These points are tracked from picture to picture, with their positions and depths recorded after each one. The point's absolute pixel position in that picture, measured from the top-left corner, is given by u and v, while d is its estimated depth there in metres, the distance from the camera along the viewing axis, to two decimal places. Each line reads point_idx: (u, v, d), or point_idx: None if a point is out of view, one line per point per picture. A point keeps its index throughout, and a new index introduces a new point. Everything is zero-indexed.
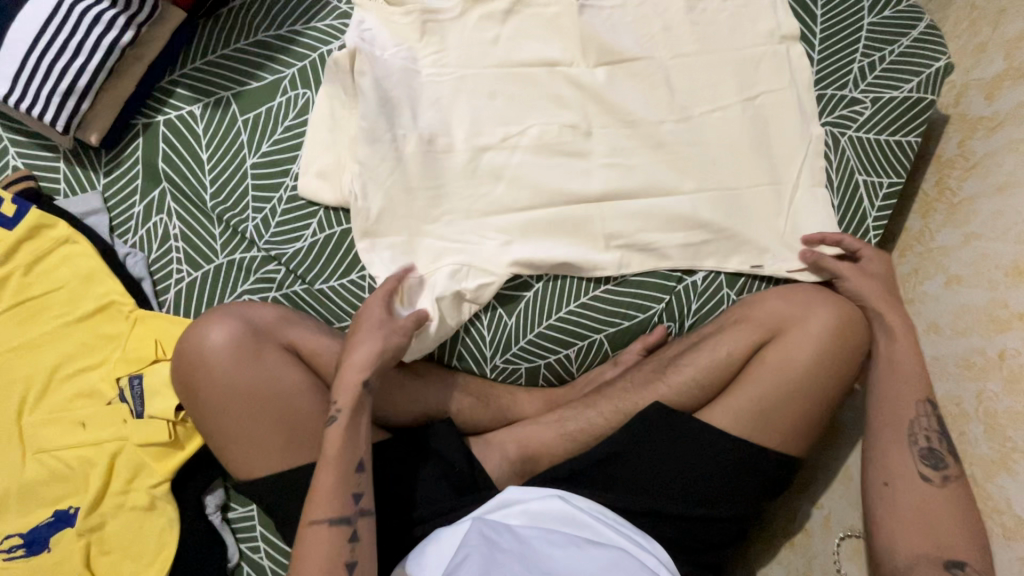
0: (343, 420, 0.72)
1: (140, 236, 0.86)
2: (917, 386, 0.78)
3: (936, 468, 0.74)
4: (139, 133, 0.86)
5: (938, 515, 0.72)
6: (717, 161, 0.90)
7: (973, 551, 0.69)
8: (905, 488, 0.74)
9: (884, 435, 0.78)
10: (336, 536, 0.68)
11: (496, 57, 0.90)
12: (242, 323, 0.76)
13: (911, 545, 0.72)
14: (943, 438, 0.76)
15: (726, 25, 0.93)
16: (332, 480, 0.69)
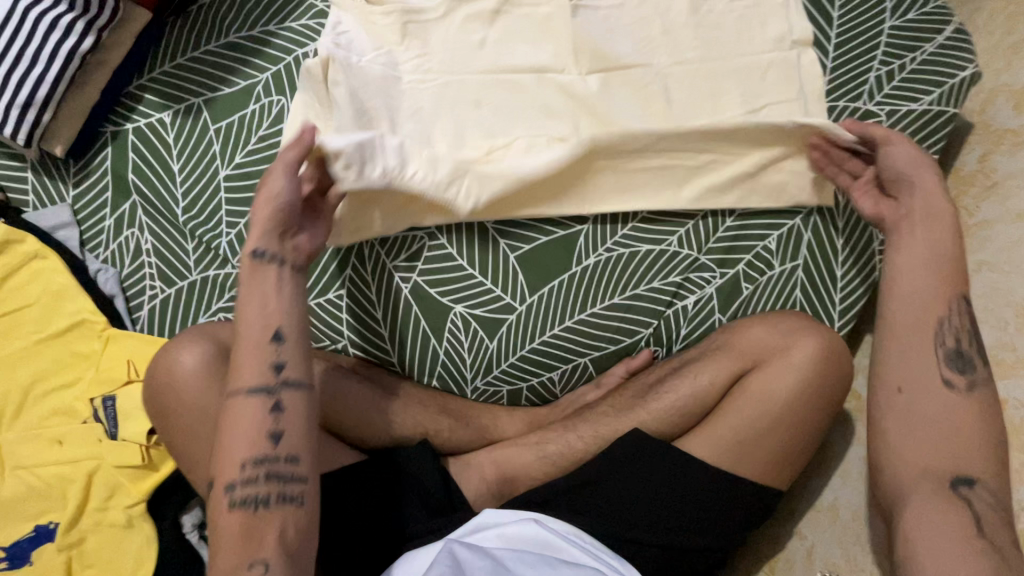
0: (249, 299, 0.67)
1: (112, 250, 0.83)
2: (949, 275, 0.70)
3: (961, 372, 0.67)
4: (108, 142, 0.83)
5: (960, 427, 0.64)
6: (712, 175, 0.85)
7: (987, 466, 0.62)
8: (921, 393, 0.67)
9: (908, 325, 0.69)
10: (250, 448, 0.62)
11: (484, 61, 0.87)
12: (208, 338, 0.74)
13: (922, 456, 0.65)
14: (973, 338, 0.68)
15: (731, 29, 0.87)
16: (245, 386, 0.64)
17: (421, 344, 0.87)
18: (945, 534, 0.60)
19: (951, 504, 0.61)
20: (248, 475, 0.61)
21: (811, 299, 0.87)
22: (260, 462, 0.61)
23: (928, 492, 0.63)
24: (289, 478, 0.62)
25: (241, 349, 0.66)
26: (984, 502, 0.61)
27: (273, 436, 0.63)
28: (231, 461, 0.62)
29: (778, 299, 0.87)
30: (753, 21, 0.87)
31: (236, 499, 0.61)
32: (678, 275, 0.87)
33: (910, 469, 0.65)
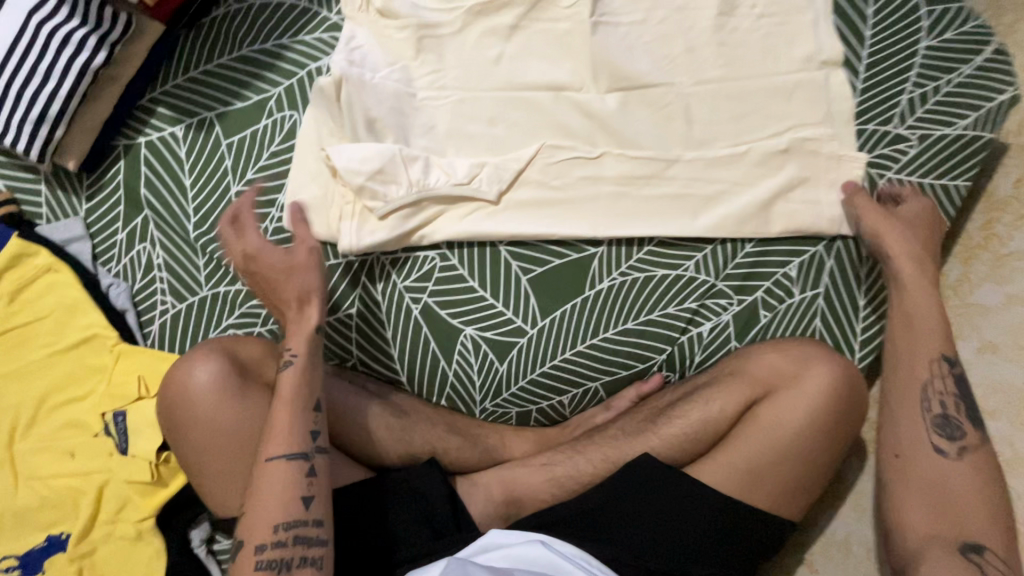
0: (292, 367, 0.71)
1: (123, 265, 0.83)
2: (936, 342, 0.75)
3: (952, 438, 0.72)
4: (120, 156, 0.83)
5: (957, 492, 0.69)
6: (733, 200, 0.83)
7: (992, 531, 0.66)
8: (918, 460, 0.72)
9: (903, 394, 0.75)
10: (281, 511, 0.63)
11: (499, 78, 0.86)
12: (224, 352, 0.75)
13: (929, 520, 0.69)
14: (959, 402, 0.73)
15: (758, 49, 0.85)
16: (281, 452, 0.66)
17: (429, 363, 0.86)
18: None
19: (962, 568, 0.64)
20: (278, 537, 0.62)
21: (831, 328, 0.84)
22: (291, 525, 0.63)
23: (938, 555, 0.66)
24: (315, 541, 0.63)
25: (281, 415, 0.68)
26: (994, 566, 0.64)
27: (304, 499, 0.65)
28: (262, 524, 0.63)
29: (797, 327, 0.84)
30: (778, 42, 0.84)
31: (262, 562, 0.61)
32: (694, 301, 0.84)
33: (918, 533, 0.69)
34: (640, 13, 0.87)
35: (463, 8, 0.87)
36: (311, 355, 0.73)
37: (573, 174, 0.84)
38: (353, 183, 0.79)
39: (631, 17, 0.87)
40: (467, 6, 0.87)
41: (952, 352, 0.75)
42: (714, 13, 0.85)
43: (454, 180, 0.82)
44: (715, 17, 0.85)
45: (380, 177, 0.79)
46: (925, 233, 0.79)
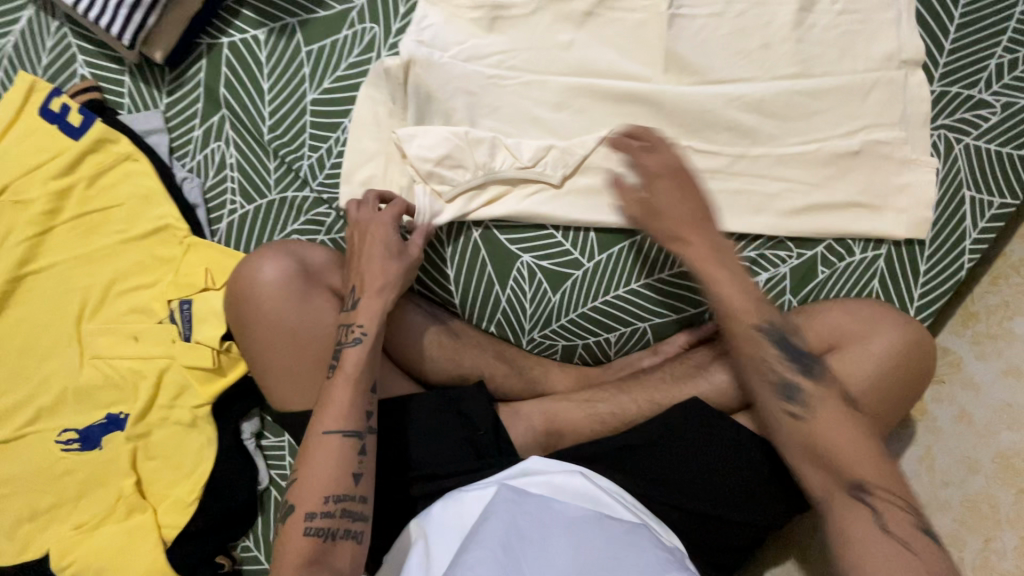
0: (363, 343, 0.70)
1: (197, 161, 0.86)
2: (741, 318, 0.72)
3: (793, 399, 0.69)
4: (202, 54, 0.84)
5: (840, 444, 0.66)
6: (806, 160, 0.82)
7: (868, 465, 0.65)
8: (797, 428, 0.68)
9: (752, 372, 0.72)
10: (331, 485, 0.65)
11: (581, 17, 0.83)
12: (299, 268, 0.74)
13: (814, 474, 0.67)
14: (786, 357, 0.71)
15: (835, 48, 0.82)
16: (338, 428, 0.66)
17: (483, 287, 0.87)
18: (886, 555, 0.61)
19: (861, 514, 0.64)
20: (327, 510, 0.64)
21: (888, 290, 0.84)
22: (340, 499, 0.65)
23: (839, 510, 0.65)
24: (358, 516, 0.65)
25: (339, 390, 0.68)
26: (883, 501, 0.63)
27: (354, 476, 0.66)
28: (313, 492, 0.64)
29: (854, 286, 0.84)
30: (860, 38, 0.82)
31: (311, 529, 0.64)
32: (753, 251, 0.84)
33: (816, 490, 0.67)
34: (718, 5, 0.82)
35: None
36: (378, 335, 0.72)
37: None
38: (424, 168, 0.80)
39: (708, 9, 0.83)
40: None
41: (760, 318, 0.72)
42: (795, 8, 0.81)
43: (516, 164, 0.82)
44: (797, 11, 0.81)
45: (449, 161, 0.80)
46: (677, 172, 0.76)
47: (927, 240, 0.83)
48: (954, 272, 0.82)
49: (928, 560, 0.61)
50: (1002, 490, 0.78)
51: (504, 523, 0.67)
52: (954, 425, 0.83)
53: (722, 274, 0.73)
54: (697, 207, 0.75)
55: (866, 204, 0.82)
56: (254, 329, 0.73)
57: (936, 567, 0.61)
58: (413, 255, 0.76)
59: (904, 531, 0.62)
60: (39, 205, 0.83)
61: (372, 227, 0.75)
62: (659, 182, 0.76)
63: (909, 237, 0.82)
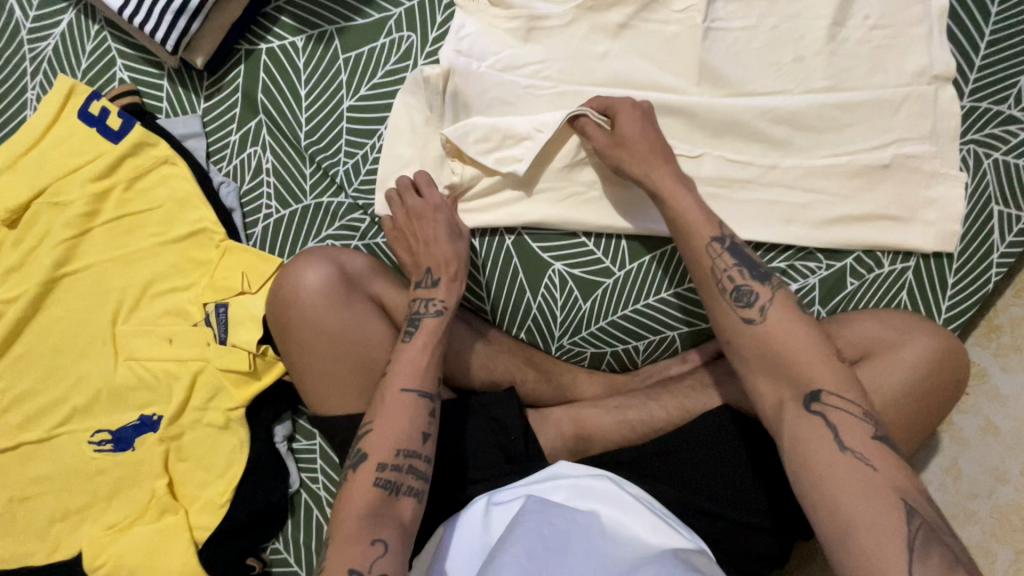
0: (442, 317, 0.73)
1: (234, 166, 0.87)
2: (702, 230, 0.70)
3: (750, 305, 0.66)
4: (241, 60, 0.86)
5: (795, 349, 0.63)
6: (837, 172, 0.83)
7: (828, 371, 0.62)
8: (747, 337, 0.65)
9: (704, 284, 0.70)
10: (402, 439, 0.66)
11: (615, 28, 0.84)
12: (341, 274, 0.75)
13: (768, 385, 0.64)
14: (742, 269, 0.68)
15: (867, 61, 0.83)
16: (416, 386, 0.69)
17: (515, 294, 0.88)
18: (843, 466, 0.57)
19: (816, 425, 0.60)
20: (399, 461, 0.65)
21: (915, 301, 0.85)
22: (409, 454, 0.66)
23: (792, 423, 0.61)
24: (421, 475, 0.66)
25: (414, 351, 0.71)
26: (841, 408, 0.60)
27: (423, 436, 0.67)
28: (385, 443, 0.66)
29: (883, 297, 0.85)
30: (891, 52, 0.83)
31: (380, 479, 0.64)
32: (783, 261, 0.85)
33: (771, 406, 0.64)
34: (752, 19, 0.84)
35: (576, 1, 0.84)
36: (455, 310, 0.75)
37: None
38: (489, 154, 0.82)
39: (742, 22, 0.84)
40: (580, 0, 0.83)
41: (719, 231, 0.71)
42: (827, 23, 0.82)
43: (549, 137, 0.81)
44: (829, 25, 0.82)
45: (508, 137, 0.82)
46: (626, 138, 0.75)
47: (956, 253, 0.84)
48: (982, 285, 0.83)
49: (889, 474, 0.57)
50: None
51: (532, 530, 0.66)
52: (981, 436, 0.84)
53: (685, 193, 0.72)
54: (653, 142, 0.75)
55: (896, 216, 0.83)
56: (296, 328, 0.74)
57: (897, 481, 0.57)
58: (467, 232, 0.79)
59: (861, 442, 0.58)
60: (78, 207, 0.83)
61: (430, 211, 0.76)
62: (624, 119, 0.76)
63: (937, 249, 0.83)
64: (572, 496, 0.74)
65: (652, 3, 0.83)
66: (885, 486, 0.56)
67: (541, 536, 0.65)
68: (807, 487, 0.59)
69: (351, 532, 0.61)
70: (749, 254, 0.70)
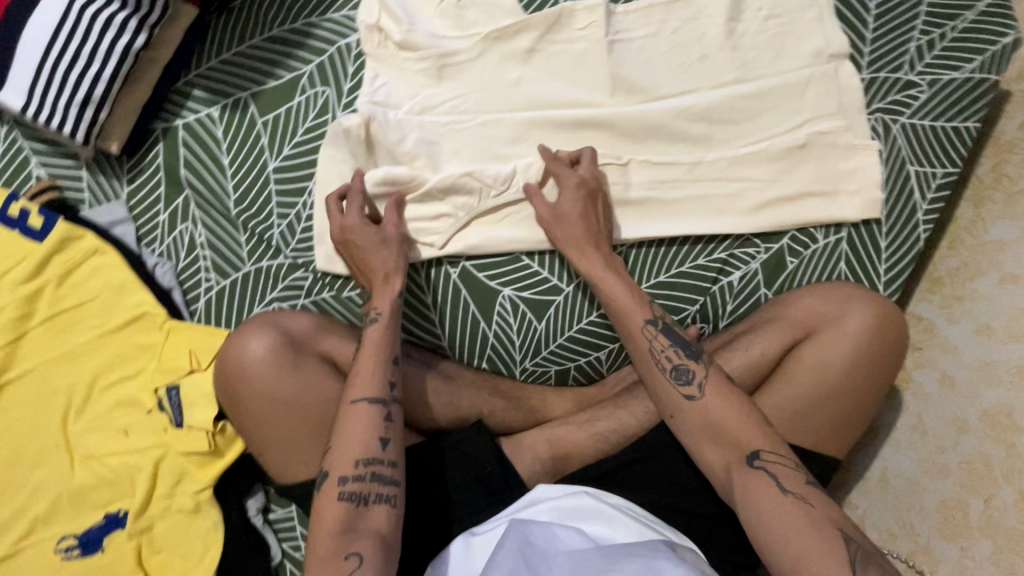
0: (378, 324, 0.74)
1: (167, 245, 0.86)
2: (635, 314, 0.77)
3: (687, 382, 0.72)
4: (158, 139, 0.86)
5: (728, 418, 0.69)
6: (758, 159, 0.86)
7: (759, 434, 0.68)
8: (688, 416, 0.71)
9: (646, 366, 0.76)
10: (360, 450, 0.66)
11: (523, 53, 0.86)
12: (284, 338, 0.74)
13: (714, 453, 0.69)
14: (679, 349, 0.75)
15: (767, 50, 0.86)
16: (365, 395, 0.69)
17: (469, 327, 0.88)
18: (788, 512, 0.63)
19: (761, 480, 0.65)
20: (359, 473, 0.65)
21: (856, 270, 0.87)
22: (369, 463, 0.66)
23: (740, 483, 0.66)
24: (388, 480, 0.65)
25: (365, 362, 0.71)
26: (778, 463, 0.66)
27: (382, 441, 0.67)
28: (344, 458, 0.65)
29: (824, 271, 0.87)
30: (788, 39, 0.86)
31: (345, 493, 0.64)
32: (723, 251, 0.87)
33: (719, 469, 0.69)
34: (653, 26, 0.87)
35: (480, 34, 0.86)
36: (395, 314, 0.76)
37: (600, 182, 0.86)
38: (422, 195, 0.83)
39: (644, 30, 0.87)
40: (484, 33, 0.85)
41: (651, 314, 0.77)
42: (723, 20, 0.86)
43: (494, 190, 0.84)
44: (725, 22, 0.86)
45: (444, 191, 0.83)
46: (572, 231, 0.80)
47: (883, 218, 0.87)
48: (912, 245, 0.86)
49: (825, 509, 0.63)
50: (994, 448, 0.77)
51: (514, 551, 0.66)
52: (939, 389, 0.85)
53: (614, 279, 0.79)
54: (586, 227, 0.81)
55: (821, 191, 0.86)
56: (245, 401, 0.73)
57: (833, 514, 0.63)
58: (396, 237, 0.80)
59: (798, 485, 0.65)
60: (9, 312, 0.81)
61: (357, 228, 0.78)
62: (565, 193, 0.81)
63: (866, 217, 0.86)
64: (556, 518, 0.72)
65: (555, 25, 0.86)
66: (823, 520, 0.62)
67: (524, 560, 0.65)
68: (761, 533, 0.64)
69: (325, 552, 0.61)
70: (684, 334, 0.76)
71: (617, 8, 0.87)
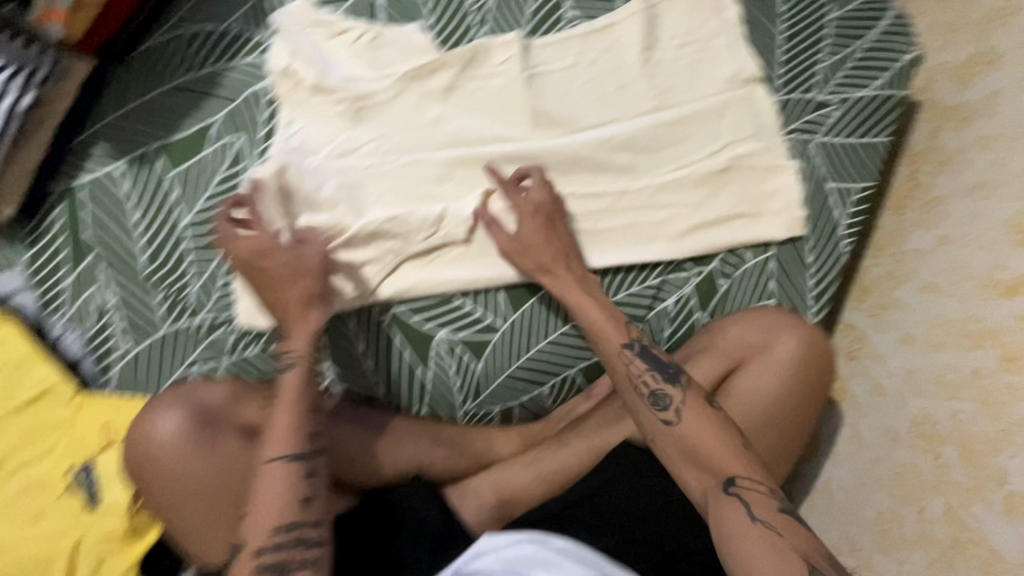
0: (295, 370, 0.70)
1: (74, 312, 0.80)
2: (611, 337, 0.78)
3: (663, 407, 0.73)
4: (57, 201, 0.81)
5: (705, 441, 0.70)
6: (682, 185, 0.86)
7: (734, 459, 0.69)
8: (667, 440, 0.72)
9: (624, 389, 0.76)
10: (279, 514, 0.62)
11: (442, 91, 0.85)
12: (198, 415, 0.70)
13: (693, 477, 0.71)
14: (656, 372, 0.75)
15: (683, 77, 0.87)
16: (281, 453, 0.65)
17: (406, 372, 0.86)
18: (759, 539, 0.64)
19: (734, 507, 0.66)
20: (279, 541, 0.61)
21: (785, 288, 0.88)
22: (291, 527, 0.62)
23: (716, 507, 0.68)
24: (312, 543, 0.62)
25: (280, 416, 0.67)
26: (753, 489, 0.67)
27: (305, 501, 0.64)
28: (261, 524, 0.62)
29: (754, 292, 0.88)
30: (702, 66, 0.88)
31: (264, 564, 0.60)
32: (656, 278, 0.87)
33: (697, 492, 0.71)
34: (570, 58, 0.87)
35: (396, 74, 0.84)
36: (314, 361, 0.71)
37: None
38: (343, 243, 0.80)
39: (562, 62, 0.87)
40: (400, 73, 0.84)
41: (627, 337, 0.78)
42: (639, 50, 0.87)
43: (421, 234, 0.82)
44: (641, 51, 0.87)
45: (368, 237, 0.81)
46: (540, 254, 0.81)
47: (807, 236, 0.88)
48: (836, 260, 0.88)
49: (795, 539, 0.64)
50: (922, 458, 0.78)
51: None
52: (872, 398, 0.87)
53: (590, 305, 0.79)
54: (559, 246, 0.82)
55: (745, 213, 0.87)
56: (158, 489, 0.68)
57: (802, 545, 0.64)
58: (316, 266, 0.75)
59: (770, 514, 0.65)
60: None
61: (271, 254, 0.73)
62: (523, 220, 0.81)
63: (790, 235, 0.88)
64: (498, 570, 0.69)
65: (473, 62, 0.85)
66: (790, 549, 0.63)
67: None
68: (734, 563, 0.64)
69: None
70: (660, 356, 0.77)
71: (534, 42, 0.87)
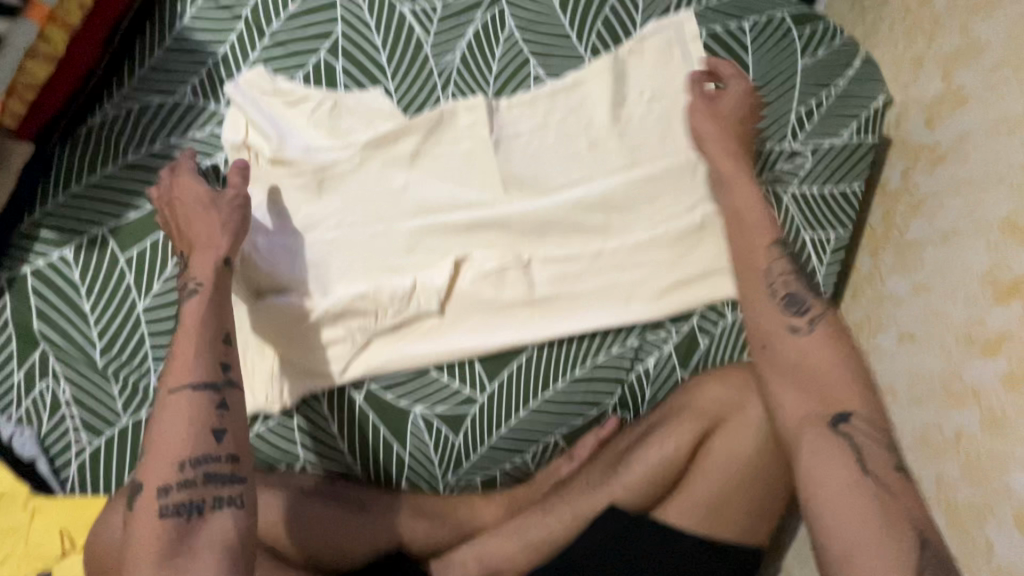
0: (200, 300, 0.66)
1: (26, 408, 0.76)
2: (765, 232, 0.73)
3: (801, 313, 0.68)
4: (4, 291, 0.77)
5: (825, 364, 0.64)
6: (658, 244, 0.84)
7: (861, 398, 0.62)
8: (780, 346, 0.67)
9: (756, 293, 0.71)
10: (185, 447, 0.57)
11: (407, 158, 0.82)
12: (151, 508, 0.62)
13: (792, 401, 0.65)
14: (802, 280, 0.70)
15: (654, 133, 0.85)
16: (185, 381, 0.60)
17: (381, 449, 0.83)
18: (849, 495, 0.57)
19: (840, 449, 0.60)
20: (184, 478, 0.56)
21: None
22: (198, 462, 0.57)
23: (812, 442, 0.61)
24: (227, 478, 0.58)
25: (184, 344, 0.63)
26: (867, 435, 0.60)
27: (216, 434, 0.58)
28: (164, 461, 0.57)
29: (735, 347, 0.85)
30: (673, 120, 0.85)
31: (168, 507, 0.55)
32: (635, 338, 0.85)
33: (790, 417, 0.65)
34: (538, 119, 0.85)
35: (360, 141, 0.80)
36: (219, 284, 0.68)
37: (503, 287, 0.82)
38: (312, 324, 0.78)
39: (531, 123, 0.85)
40: (364, 141, 0.80)
41: (783, 234, 0.73)
42: (608, 107, 0.85)
43: (392, 310, 0.79)
44: (610, 109, 0.85)
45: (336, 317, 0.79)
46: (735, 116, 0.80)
47: None
48: None
49: (904, 501, 0.57)
50: None
51: None
52: None
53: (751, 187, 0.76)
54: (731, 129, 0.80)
55: (722, 269, 0.85)
56: None
57: (913, 508, 0.57)
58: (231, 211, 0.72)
59: (881, 468, 0.59)
60: None
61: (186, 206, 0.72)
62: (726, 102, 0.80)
63: None
64: None
65: (438, 127, 0.82)
66: (898, 513, 0.56)
67: None
68: (810, 500, 0.58)
69: None
70: (806, 272, 0.72)
71: (500, 103, 0.84)
